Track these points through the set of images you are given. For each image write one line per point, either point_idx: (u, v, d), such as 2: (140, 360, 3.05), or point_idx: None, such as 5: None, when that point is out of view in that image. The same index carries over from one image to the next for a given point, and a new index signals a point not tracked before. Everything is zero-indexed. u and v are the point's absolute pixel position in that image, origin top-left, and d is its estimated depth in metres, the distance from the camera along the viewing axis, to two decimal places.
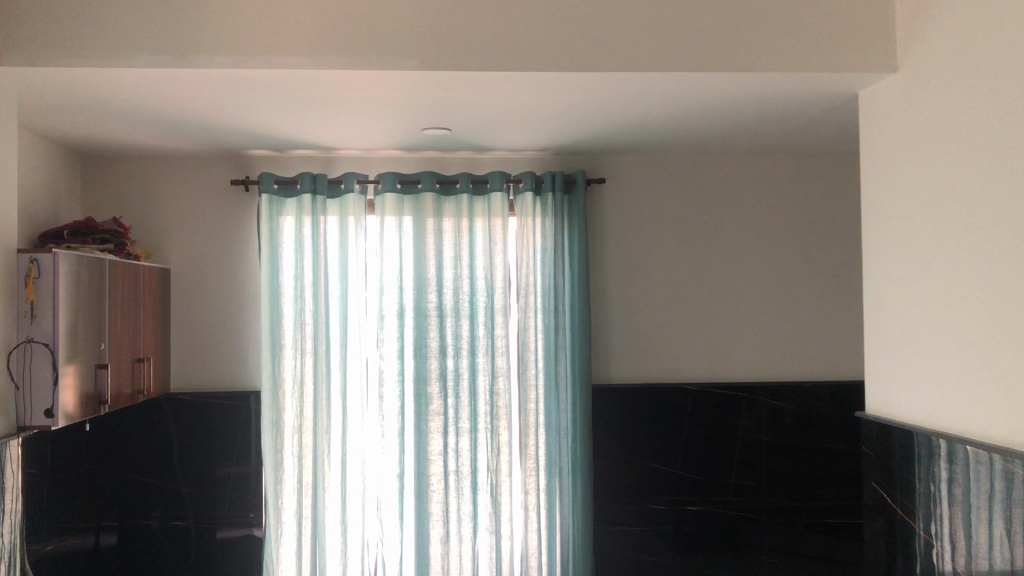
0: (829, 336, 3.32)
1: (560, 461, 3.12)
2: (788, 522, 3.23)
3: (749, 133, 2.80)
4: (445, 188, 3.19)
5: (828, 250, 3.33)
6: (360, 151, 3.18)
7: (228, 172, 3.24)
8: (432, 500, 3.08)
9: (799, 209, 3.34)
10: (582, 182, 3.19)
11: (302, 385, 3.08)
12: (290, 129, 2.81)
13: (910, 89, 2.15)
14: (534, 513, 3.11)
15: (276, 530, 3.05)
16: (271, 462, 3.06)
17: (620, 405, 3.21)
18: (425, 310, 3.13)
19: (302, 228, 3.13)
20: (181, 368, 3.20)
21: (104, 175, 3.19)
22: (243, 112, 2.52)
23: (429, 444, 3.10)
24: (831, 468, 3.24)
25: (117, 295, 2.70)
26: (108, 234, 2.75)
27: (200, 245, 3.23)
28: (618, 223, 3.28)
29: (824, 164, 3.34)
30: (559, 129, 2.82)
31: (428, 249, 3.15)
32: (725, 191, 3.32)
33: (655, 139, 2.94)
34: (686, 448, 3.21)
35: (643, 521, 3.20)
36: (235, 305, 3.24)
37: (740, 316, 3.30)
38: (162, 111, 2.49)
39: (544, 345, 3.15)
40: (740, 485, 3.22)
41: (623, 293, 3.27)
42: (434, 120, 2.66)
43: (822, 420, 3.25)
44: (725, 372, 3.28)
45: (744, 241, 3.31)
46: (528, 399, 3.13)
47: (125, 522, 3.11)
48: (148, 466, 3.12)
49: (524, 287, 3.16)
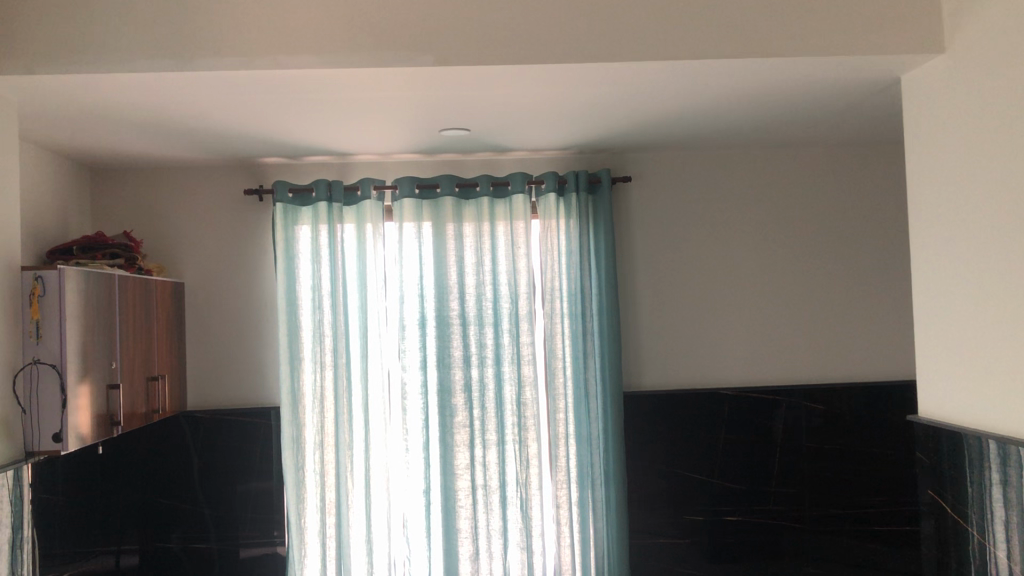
0: (869, 335, 3.18)
1: (592, 472, 2.99)
2: (830, 531, 3.08)
3: (783, 124, 2.67)
4: (465, 192, 3.08)
5: (866, 245, 3.20)
6: (377, 156, 3.07)
7: (241, 182, 3.15)
8: (460, 516, 2.97)
9: (835, 204, 3.20)
10: (607, 180, 3.06)
11: (322, 400, 2.97)
12: (303, 135, 2.71)
13: (959, 70, 2.01)
14: (567, 528, 2.99)
15: (300, 550, 2.94)
16: (293, 480, 2.95)
17: (652, 412, 3.08)
18: (447, 318, 3.01)
19: (318, 237, 3.02)
20: (197, 385, 3.10)
21: (115, 188, 3.11)
22: (252, 116, 2.42)
23: (455, 457, 2.98)
24: (876, 472, 3.10)
25: (128, 311, 2.60)
26: (118, 250, 2.68)
27: (213, 256, 3.13)
28: (646, 223, 3.15)
29: (859, 156, 3.21)
30: (582, 126, 2.70)
31: (449, 255, 3.04)
32: (756, 187, 3.18)
33: (682, 134, 2.82)
34: (722, 455, 3.08)
35: (679, 532, 3.07)
36: (251, 318, 3.14)
37: (775, 316, 3.17)
38: (170, 118, 2.40)
39: (572, 352, 3.03)
40: (781, 492, 3.08)
41: (653, 295, 3.14)
42: (451, 120, 2.55)
43: (866, 423, 3.10)
44: (760, 375, 3.15)
45: (778, 238, 3.18)
46: (557, 408, 3.01)
47: (147, 544, 3.03)
48: (168, 486, 3.03)
49: (549, 292, 3.04)
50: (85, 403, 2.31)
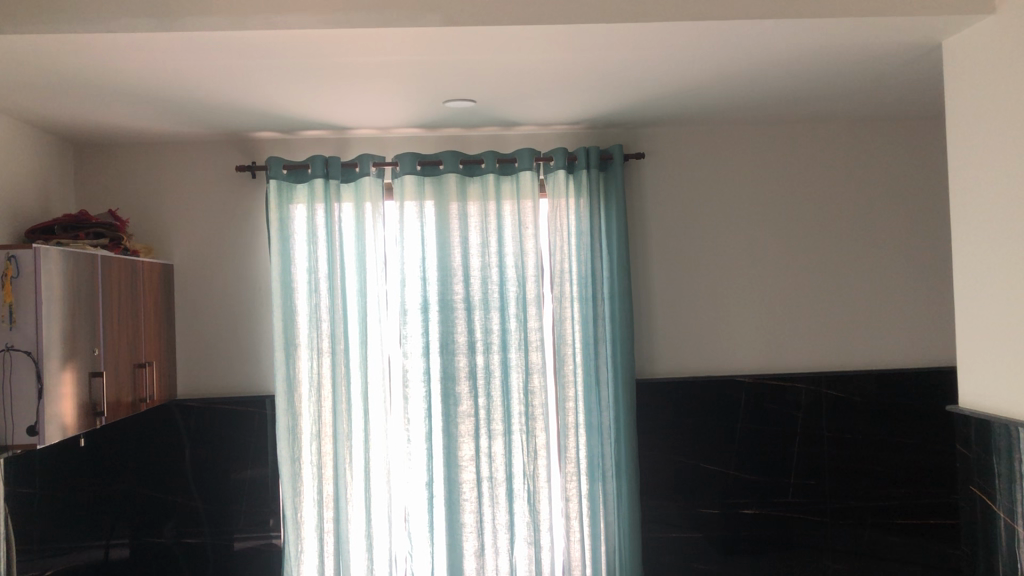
0: (894, 320, 3.04)
1: (603, 464, 2.86)
2: (851, 524, 2.95)
3: (808, 95, 2.51)
4: (470, 168, 2.91)
5: (891, 225, 3.05)
6: (376, 130, 2.91)
7: (232, 158, 2.98)
8: (465, 510, 2.83)
9: (858, 183, 3.05)
10: (619, 157, 2.91)
11: (319, 388, 2.82)
12: (298, 106, 2.55)
13: (1011, 32, 1.85)
14: (577, 522, 2.85)
15: (296, 545, 2.80)
16: (289, 473, 2.81)
17: (666, 400, 2.93)
18: (452, 301, 2.86)
19: (314, 216, 2.86)
20: (188, 372, 2.95)
21: (99, 164, 2.95)
22: (242, 84, 2.26)
23: (459, 449, 2.84)
24: (901, 463, 2.96)
25: (113, 294, 2.44)
26: (102, 228, 2.53)
27: (204, 235, 2.97)
28: (660, 202, 3.00)
29: (883, 133, 3.06)
30: (595, 97, 2.54)
31: (453, 236, 2.89)
32: (776, 164, 3.03)
33: (701, 106, 2.66)
34: (738, 446, 2.94)
35: (693, 526, 2.93)
36: (244, 300, 2.98)
37: (796, 299, 3.02)
38: (155, 85, 2.24)
39: (582, 337, 2.88)
40: (801, 485, 2.94)
41: (668, 276, 2.99)
42: (456, 89, 2.39)
43: (890, 412, 2.96)
44: (779, 361, 3.00)
45: (799, 218, 3.03)
46: (567, 397, 2.86)
47: (141, 542, 2.87)
48: (159, 479, 2.88)
49: (558, 275, 2.89)
50: (68, 392, 2.17)
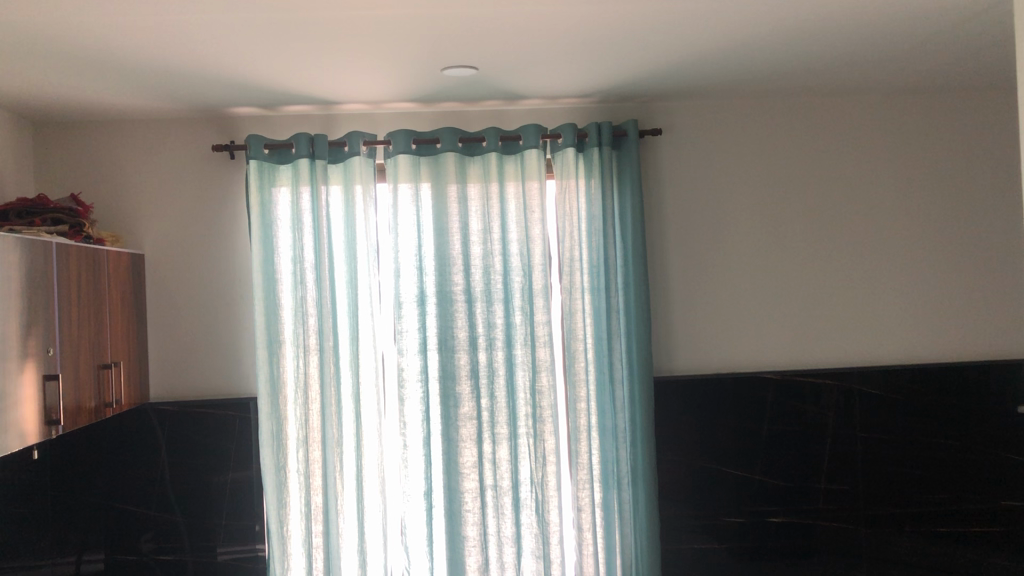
0: (933, 309, 2.79)
1: (618, 471, 2.61)
2: (886, 530, 2.71)
3: (847, 54, 2.26)
4: (470, 147, 2.66)
5: (930, 206, 2.80)
6: (367, 105, 2.65)
7: (209, 137, 2.72)
8: (467, 522, 2.58)
9: (893, 160, 2.80)
10: (633, 133, 2.65)
11: (306, 388, 2.57)
12: (281, 75, 2.29)
13: None
14: (590, 534, 2.60)
15: (283, 562, 2.55)
16: (273, 483, 2.56)
17: (686, 399, 2.68)
18: (451, 294, 2.61)
19: (299, 200, 2.59)
20: (161, 372, 2.69)
21: (60, 144, 2.68)
22: (215, 44, 2.00)
23: (460, 455, 2.58)
24: (940, 466, 2.72)
25: (71, 288, 2.17)
26: (61, 215, 2.30)
27: (178, 222, 2.70)
28: (677, 183, 2.74)
29: (919, 106, 2.81)
30: (610, 64, 2.29)
31: (452, 222, 2.63)
32: (802, 141, 2.78)
33: (729, 73, 2.41)
34: (765, 448, 2.69)
35: (713, 536, 2.68)
36: (223, 293, 2.72)
37: (827, 289, 2.77)
38: (115, 45, 1.98)
39: (595, 331, 2.63)
40: (832, 490, 2.70)
41: (686, 265, 2.74)
42: (457, 53, 2.13)
43: (930, 410, 2.72)
44: (807, 356, 2.76)
45: (829, 198, 2.78)
46: (578, 397, 2.60)
47: (118, 555, 2.61)
48: (131, 489, 2.62)
49: (567, 263, 2.63)
50: (29, 395, 1.95)
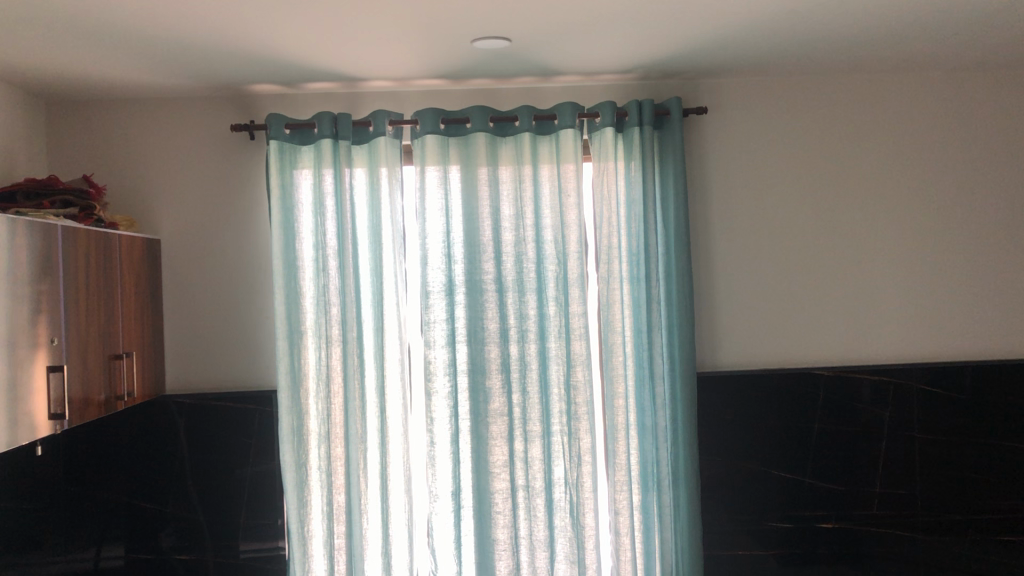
0: (998, 303, 2.60)
1: (659, 472, 2.44)
2: (946, 538, 2.53)
3: (914, 24, 2.08)
4: (502, 127, 2.50)
5: (995, 190, 2.61)
6: (394, 82, 2.50)
7: (228, 117, 2.58)
8: (497, 524, 2.43)
9: (955, 142, 2.61)
10: (677, 112, 2.48)
11: (328, 382, 2.43)
12: (302, 49, 2.15)
13: None
14: (628, 539, 2.44)
15: (304, 562, 2.42)
16: (294, 481, 2.42)
17: (731, 395, 2.51)
18: (481, 284, 2.46)
19: (321, 183, 2.45)
20: (177, 361, 2.56)
21: (74, 124, 2.56)
22: (231, 15, 1.86)
23: (490, 453, 2.44)
24: (1004, 470, 2.53)
25: (79, 275, 2.04)
26: (72, 197, 2.18)
27: (196, 205, 2.58)
28: (724, 165, 2.57)
29: (984, 84, 2.62)
30: (653, 36, 2.13)
31: (482, 207, 2.48)
32: (857, 120, 2.60)
33: (783, 47, 2.24)
34: (816, 448, 2.52)
35: (759, 541, 2.52)
36: (242, 280, 2.59)
37: (884, 279, 2.59)
38: (127, 16, 1.85)
39: (633, 323, 2.47)
40: (887, 493, 2.53)
41: (730, 253, 2.57)
42: (490, 24, 1.98)
43: (994, 409, 2.53)
44: (861, 351, 2.58)
45: (887, 183, 2.60)
46: (615, 394, 2.45)
47: (137, 551, 2.50)
48: (147, 485, 2.50)
49: (605, 251, 2.47)
50: (41, 386, 1.86)
